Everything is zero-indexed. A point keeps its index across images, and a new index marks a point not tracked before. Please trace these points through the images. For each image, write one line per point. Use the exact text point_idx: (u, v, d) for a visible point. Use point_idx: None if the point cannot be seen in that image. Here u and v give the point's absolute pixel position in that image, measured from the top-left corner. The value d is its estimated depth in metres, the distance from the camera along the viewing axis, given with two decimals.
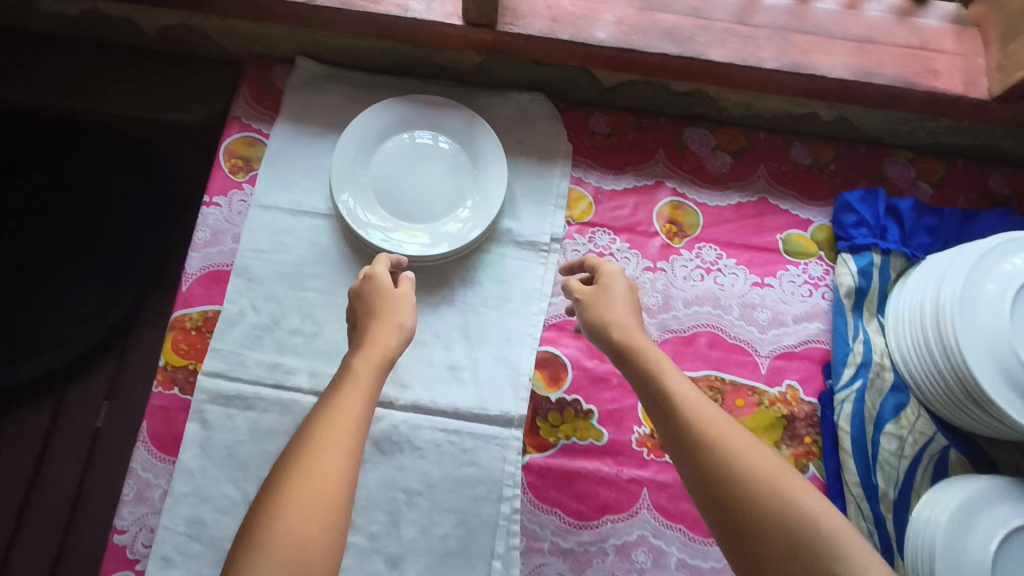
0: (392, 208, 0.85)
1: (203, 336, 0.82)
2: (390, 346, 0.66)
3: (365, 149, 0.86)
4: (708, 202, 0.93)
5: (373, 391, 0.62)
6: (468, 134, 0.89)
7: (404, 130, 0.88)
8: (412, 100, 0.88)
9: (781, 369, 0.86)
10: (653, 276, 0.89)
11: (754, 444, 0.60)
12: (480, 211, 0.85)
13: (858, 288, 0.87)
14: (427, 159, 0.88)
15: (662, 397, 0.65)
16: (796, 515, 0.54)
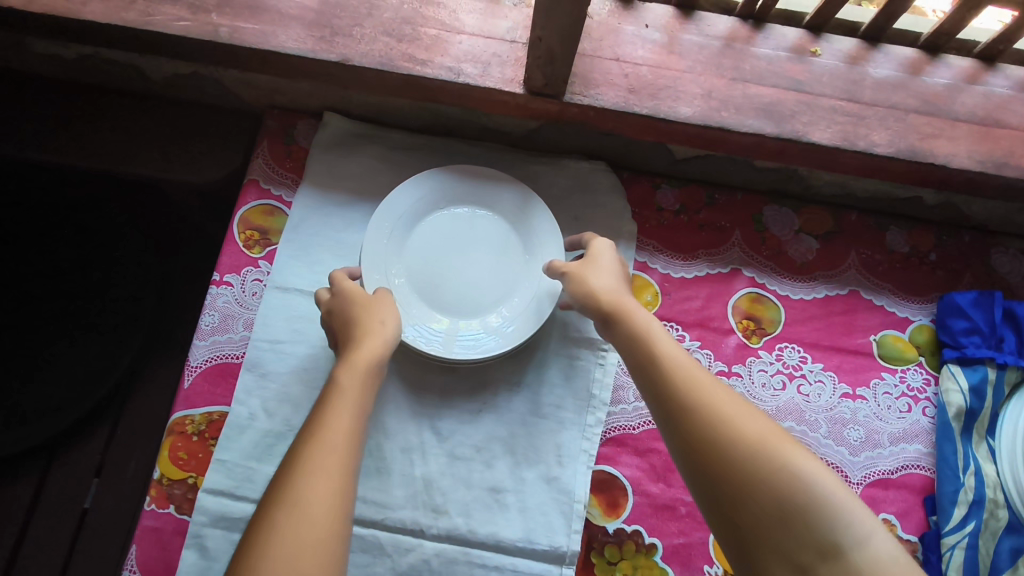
0: (431, 300, 0.74)
1: (206, 443, 0.70)
2: (381, 345, 0.60)
3: (402, 229, 0.75)
4: (790, 294, 0.80)
5: (361, 405, 0.54)
6: (522, 213, 0.77)
7: (448, 208, 0.78)
8: (459, 174, 0.78)
9: (876, 500, 0.73)
10: (728, 381, 0.76)
11: (748, 406, 0.52)
12: (531, 305, 0.73)
13: (969, 409, 0.74)
14: (473, 244, 0.77)
15: (648, 359, 0.58)
16: (792, 475, 0.47)
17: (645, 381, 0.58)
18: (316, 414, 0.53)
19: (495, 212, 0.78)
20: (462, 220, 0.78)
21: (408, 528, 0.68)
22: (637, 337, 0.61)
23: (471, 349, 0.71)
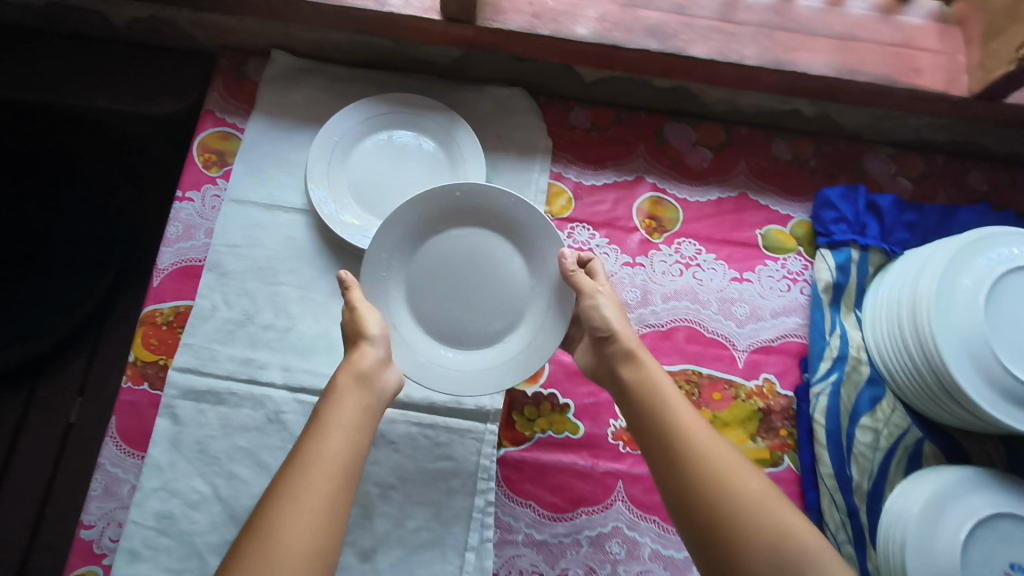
0: (435, 329, 0.77)
1: (174, 331, 0.81)
2: (376, 362, 0.67)
3: (401, 255, 0.77)
4: (688, 198, 0.92)
5: (352, 443, 0.60)
6: (531, 235, 0.77)
7: (448, 229, 0.78)
8: (461, 194, 0.77)
9: (758, 363, 0.86)
10: (632, 271, 0.88)
11: (746, 466, 0.60)
12: (539, 339, 0.76)
13: (835, 283, 0.87)
14: (477, 267, 0.78)
15: (650, 406, 0.65)
16: (781, 531, 0.55)
17: (648, 424, 0.65)
18: (301, 445, 0.59)
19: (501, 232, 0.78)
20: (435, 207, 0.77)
21: None
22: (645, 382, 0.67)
23: (476, 385, 0.75)
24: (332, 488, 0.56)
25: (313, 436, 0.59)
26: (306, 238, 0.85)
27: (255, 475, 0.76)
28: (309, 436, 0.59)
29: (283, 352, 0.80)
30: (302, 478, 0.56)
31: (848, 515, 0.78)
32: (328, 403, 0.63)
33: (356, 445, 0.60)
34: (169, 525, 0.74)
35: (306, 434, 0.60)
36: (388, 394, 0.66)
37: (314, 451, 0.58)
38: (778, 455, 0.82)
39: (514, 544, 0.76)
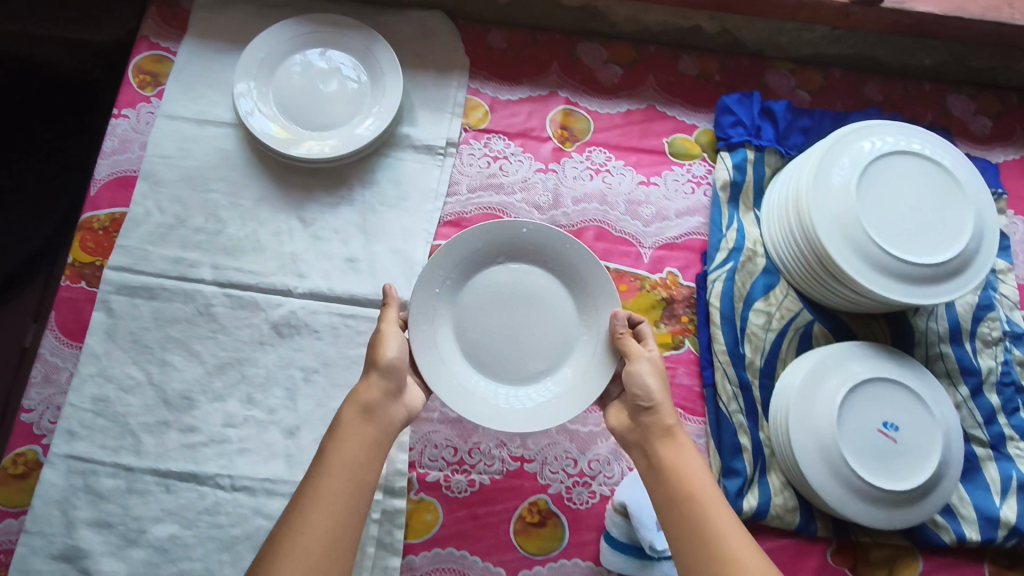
0: (472, 356, 0.81)
1: (109, 235, 0.86)
2: (382, 394, 0.68)
3: (456, 276, 0.81)
4: (599, 110, 0.98)
5: (352, 502, 0.60)
6: (587, 285, 0.81)
7: (507, 262, 0.83)
8: (525, 231, 0.81)
9: (662, 258, 0.92)
10: (544, 176, 0.94)
11: (745, 532, 0.59)
12: (575, 387, 0.79)
13: (733, 181, 0.93)
14: (527, 303, 0.82)
15: (661, 462, 0.66)
16: None
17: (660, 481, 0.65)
18: (304, 492, 0.60)
19: (559, 278, 0.82)
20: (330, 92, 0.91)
21: (278, 289, 0.85)
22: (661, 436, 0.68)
23: (497, 419, 0.77)
24: (330, 527, 0.57)
25: (315, 479, 0.61)
26: (236, 150, 0.90)
27: (185, 362, 0.81)
28: (312, 474, 0.61)
29: (213, 252, 0.86)
30: (298, 519, 0.57)
31: (740, 387, 0.85)
32: (333, 439, 0.64)
33: (359, 480, 0.61)
34: (104, 407, 0.79)
35: (310, 472, 0.62)
36: (392, 427, 0.68)
37: (314, 492, 0.60)
38: (679, 340, 0.88)
39: (429, 421, 0.83)
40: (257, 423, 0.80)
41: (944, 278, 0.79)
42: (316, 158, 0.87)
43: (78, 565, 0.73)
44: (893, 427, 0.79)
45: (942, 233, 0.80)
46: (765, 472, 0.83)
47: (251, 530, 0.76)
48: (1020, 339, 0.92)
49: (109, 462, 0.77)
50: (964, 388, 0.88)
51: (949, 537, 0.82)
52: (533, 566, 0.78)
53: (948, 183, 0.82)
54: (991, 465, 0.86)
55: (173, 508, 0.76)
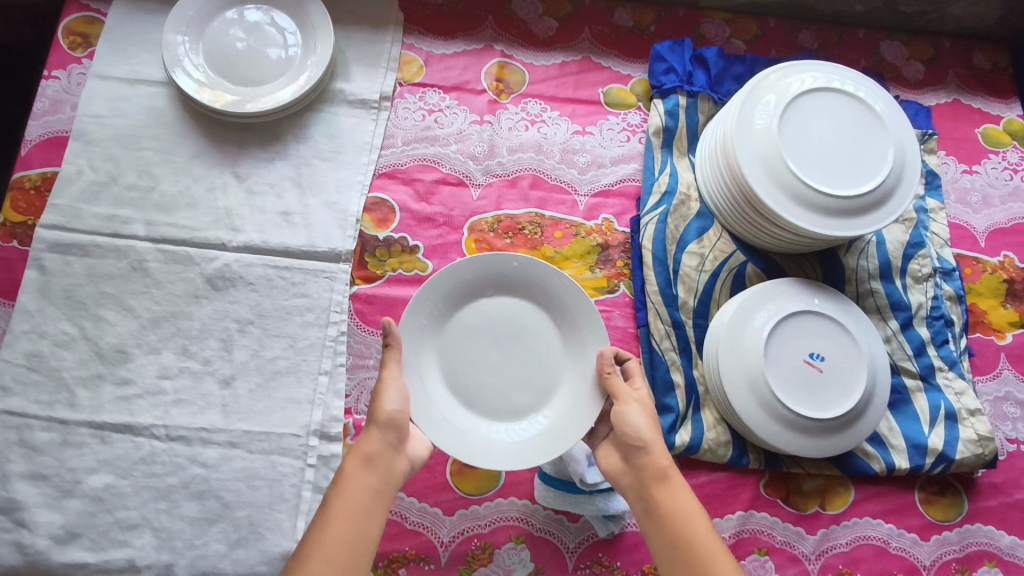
0: (457, 390, 0.78)
1: (41, 195, 0.86)
2: (384, 446, 0.68)
3: (445, 307, 0.79)
4: (534, 62, 0.99)
5: (356, 550, 0.61)
6: (577, 324, 0.79)
7: (497, 295, 0.81)
8: (517, 265, 0.79)
9: (598, 205, 0.93)
10: (479, 128, 0.95)
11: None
12: (560, 425, 0.77)
13: (666, 127, 0.94)
14: (514, 337, 0.80)
15: (654, 504, 0.66)
16: None
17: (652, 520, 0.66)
18: (309, 537, 0.61)
19: (549, 314, 0.80)
20: (276, 56, 0.90)
21: (212, 243, 0.85)
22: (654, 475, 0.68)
23: (478, 455, 0.74)
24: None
25: (320, 527, 0.61)
26: (168, 108, 0.90)
27: (119, 316, 0.82)
28: (317, 526, 0.62)
29: (146, 208, 0.86)
30: (307, 572, 0.58)
31: (672, 326, 0.87)
32: (336, 491, 0.65)
33: (363, 532, 0.62)
34: (38, 362, 0.79)
35: (314, 526, 0.62)
36: (397, 476, 0.68)
37: (320, 545, 0.60)
38: (614, 283, 0.90)
39: (365, 368, 0.83)
40: (192, 374, 0.80)
41: (865, 210, 0.81)
42: (234, 111, 0.87)
43: (12, 517, 0.73)
44: (819, 357, 0.81)
45: (863, 167, 0.82)
46: (698, 409, 0.85)
47: (187, 478, 0.76)
48: (950, 276, 0.94)
49: (43, 416, 0.77)
50: (894, 323, 0.90)
51: (878, 466, 0.84)
52: (469, 505, 0.79)
53: (869, 121, 0.84)
54: (920, 396, 0.87)
55: (108, 459, 0.76)
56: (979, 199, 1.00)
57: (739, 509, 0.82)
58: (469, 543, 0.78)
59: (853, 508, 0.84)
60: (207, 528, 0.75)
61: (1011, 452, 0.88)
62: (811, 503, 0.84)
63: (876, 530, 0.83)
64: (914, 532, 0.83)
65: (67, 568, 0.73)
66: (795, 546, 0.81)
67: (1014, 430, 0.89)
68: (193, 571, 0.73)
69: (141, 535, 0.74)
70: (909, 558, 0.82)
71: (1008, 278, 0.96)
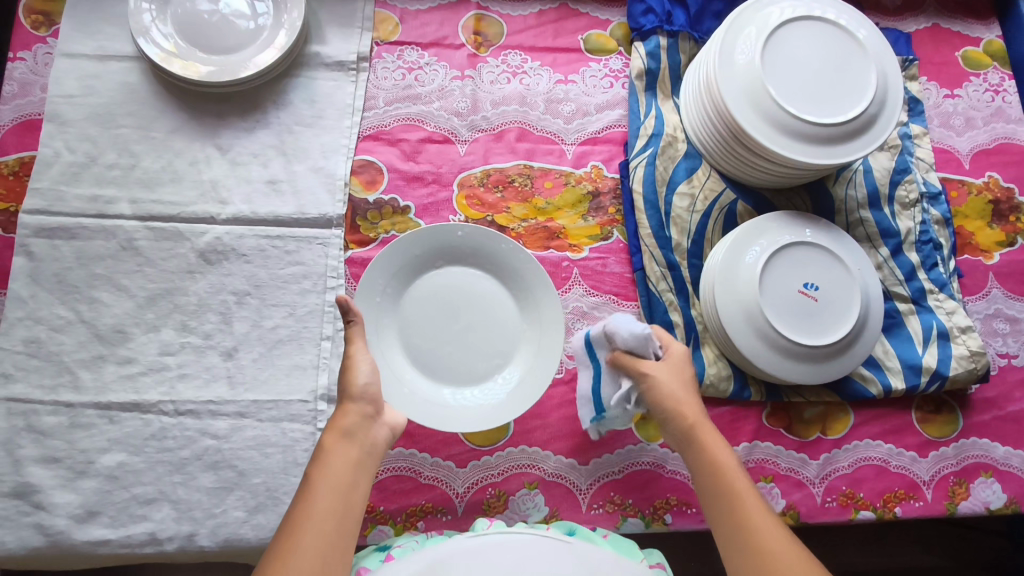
0: (422, 362, 0.79)
1: (21, 180, 0.84)
2: (361, 418, 0.66)
3: (397, 284, 0.80)
4: (511, 13, 0.98)
5: (344, 519, 0.58)
6: (528, 283, 0.81)
7: (447, 266, 0.82)
8: (461, 235, 0.80)
9: (586, 153, 0.93)
10: (461, 83, 0.94)
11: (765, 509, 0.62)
12: (526, 381, 0.78)
13: (649, 70, 0.94)
14: (469, 305, 0.81)
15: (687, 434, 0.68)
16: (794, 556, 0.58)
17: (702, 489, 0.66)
18: (295, 509, 0.58)
19: (498, 278, 0.82)
20: (248, 25, 0.88)
21: (201, 217, 0.84)
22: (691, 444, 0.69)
23: (453, 422, 0.75)
24: (324, 553, 0.55)
25: (305, 500, 0.59)
26: (142, 83, 0.88)
27: (114, 297, 0.81)
28: (298, 502, 0.59)
29: (130, 186, 0.84)
30: (295, 542, 0.55)
31: (668, 268, 0.88)
32: (318, 466, 0.62)
33: (348, 507, 0.59)
34: (37, 348, 0.79)
35: (297, 499, 0.59)
36: (379, 446, 0.65)
37: (304, 517, 0.57)
38: (607, 230, 0.90)
39: None
40: (195, 348, 0.80)
41: (848, 138, 0.81)
42: (214, 80, 0.85)
43: (30, 500, 0.74)
44: (813, 288, 0.82)
45: (847, 95, 0.82)
46: (698, 346, 0.86)
47: (200, 450, 0.77)
48: (937, 200, 0.95)
49: (48, 401, 0.77)
50: (884, 250, 0.91)
51: (875, 389, 0.86)
52: (481, 456, 0.81)
53: (851, 48, 0.84)
54: (913, 318, 0.89)
55: (119, 437, 0.77)
56: (962, 121, 1.00)
57: (744, 440, 0.84)
58: (484, 492, 0.80)
59: (853, 431, 0.86)
60: (224, 497, 0.76)
61: (1003, 366, 0.91)
62: (813, 430, 0.86)
63: (877, 450, 0.86)
64: (913, 450, 0.86)
65: (90, 545, 0.74)
66: (799, 472, 0.84)
67: (1005, 345, 0.91)
68: (215, 539, 0.75)
69: (159, 509, 0.75)
70: (909, 474, 0.85)
71: (993, 199, 0.97)
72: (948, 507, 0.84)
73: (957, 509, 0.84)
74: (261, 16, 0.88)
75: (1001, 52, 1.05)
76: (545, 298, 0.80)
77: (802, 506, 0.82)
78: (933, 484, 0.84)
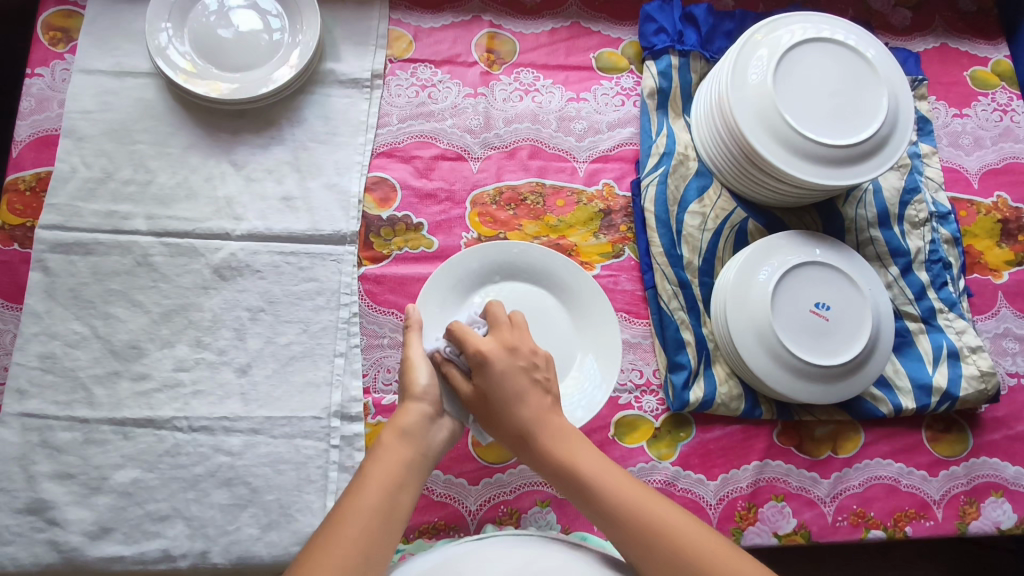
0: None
1: (37, 195, 0.85)
2: (421, 418, 0.65)
3: (458, 295, 0.82)
4: (523, 31, 0.99)
5: (389, 516, 0.57)
6: (582, 299, 0.83)
7: (504, 281, 0.83)
8: (518, 251, 0.83)
9: (598, 171, 0.94)
10: (474, 100, 0.94)
11: (591, 454, 0.65)
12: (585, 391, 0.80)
13: (660, 89, 0.95)
14: (528, 318, 0.82)
15: (505, 403, 0.66)
16: (618, 497, 0.61)
17: (572, 493, 0.64)
18: (343, 499, 0.58)
19: (552, 291, 0.84)
20: (263, 40, 0.88)
21: (215, 233, 0.85)
22: (558, 463, 0.64)
23: None
24: (367, 541, 0.55)
25: (354, 491, 0.58)
26: (158, 100, 0.89)
27: (129, 313, 0.81)
28: (349, 490, 0.59)
29: (146, 203, 0.85)
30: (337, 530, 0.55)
31: (680, 286, 0.88)
32: (371, 459, 0.61)
33: (396, 501, 0.59)
34: (52, 364, 0.79)
35: (348, 488, 0.59)
36: (433, 448, 0.65)
37: (352, 506, 0.56)
38: (619, 248, 0.91)
39: (381, 347, 0.84)
40: (209, 365, 0.81)
41: (860, 159, 0.82)
42: (236, 97, 0.86)
43: (44, 516, 0.74)
44: (825, 307, 0.83)
45: (859, 116, 0.82)
46: (709, 365, 0.87)
47: (213, 467, 0.77)
48: (945, 219, 0.95)
49: (63, 416, 0.77)
50: (894, 269, 0.91)
51: (886, 408, 0.87)
52: (492, 474, 0.81)
53: (862, 69, 0.85)
54: (922, 338, 0.89)
55: (132, 454, 0.77)
56: (970, 141, 1.01)
57: (755, 459, 0.85)
58: (496, 510, 0.80)
59: (863, 450, 0.86)
60: (238, 514, 0.76)
61: (1012, 386, 0.91)
62: (824, 448, 0.86)
63: (887, 470, 0.86)
64: (923, 469, 0.86)
65: (103, 562, 0.74)
66: (810, 491, 0.84)
67: (1014, 365, 0.92)
68: (228, 556, 0.75)
69: (173, 525, 0.75)
70: (920, 494, 0.85)
71: (1002, 218, 0.98)
72: (958, 527, 0.84)
73: (968, 528, 0.84)
74: (277, 33, 0.89)
75: (1009, 72, 1.05)
76: (598, 310, 0.82)
77: (813, 525, 0.83)
78: (943, 504, 0.84)
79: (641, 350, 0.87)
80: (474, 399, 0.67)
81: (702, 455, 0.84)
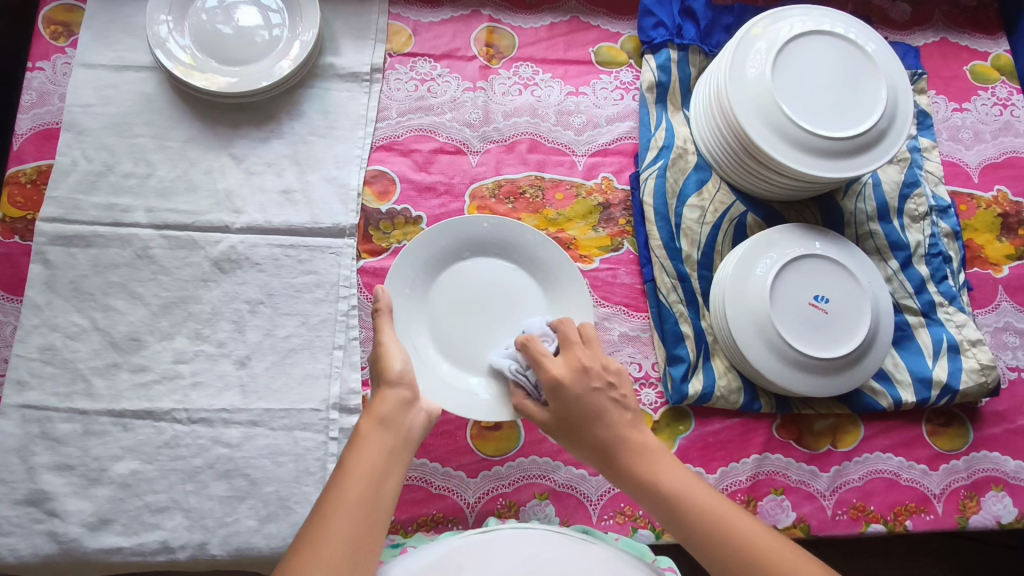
0: (457, 356, 0.81)
1: (38, 188, 0.85)
2: (397, 404, 0.66)
3: (428, 274, 0.82)
4: (523, 25, 0.99)
5: (374, 504, 0.57)
6: (553, 273, 0.83)
7: (474, 257, 0.83)
8: (488, 227, 0.82)
9: (597, 164, 0.94)
10: (473, 94, 0.95)
11: (672, 465, 0.65)
12: None
13: (659, 82, 0.95)
14: (498, 295, 0.83)
15: (589, 426, 0.67)
16: (693, 509, 0.61)
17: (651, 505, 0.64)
18: (327, 493, 0.57)
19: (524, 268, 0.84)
20: (261, 35, 0.89)
21: (215, 227, 0.85)
22: (638, 478, 0.65)
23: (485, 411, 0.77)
24: (356, 532, 0.54)
25: (337, 484, 0.58)
26: (158, 94, 0.89)
27: (129, 305, 0.82)
28: (332, 482, 0.58)
29: (146, 196, 0.85)
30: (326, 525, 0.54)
31: (678, 279, 0.88)
32: (352, 451, 0.61)
33: (381, 491, 0.58)
34: (52, 356, 0.79)
35: (330, 481, 0.58)
36: (413, 433, 0.65)
37: (337, 499, 0.56)
38: (618, 241, 0.91)
39: None
40: (208, 357, 0.81)
41: (859, 151, 0.81)
42: (236, 91, 0.86)
43: (43, 507, 0.74)
44: (824, 300, 0.83)
45: (856, 108, 0.82)
46: (708, 358, 0.86)
47: (213, 459, 0.77)
48: (945, 213, 0.95)
49: (63, 408, 0.78)
50: (894, 263, 0.91)
51: (886, 402, 0.86)
52: (491, 466, 0.81)
53: (859, 62, 0.85)
54: (922, 332, 0.89)
55: (131, 445, 0.77)
56: (970, 135, 1.01)
57: (755, 452, 0.84)
58: (495, 502, 0.80)
59: (863, 444, 0.86)
60: (237, 506, 0.76)
61: (1013, 380, 0.91)
62: (824, 442, 0.86)
63: (887, 463, 0.85)
64: (923, 464, 0.86)
65: (102, 553, 0.74)
66: (810, 484, 0.84)
67: (1015, 359, 0.91)
68: (227, 548, 0.75)
69: (172, 517, 0.75)
70: (920, 487, 0.84)
71: (1002, 212, 0.97)
72: (958, 521, 0.83)
73: (968, 522, 0.84)
74: (276, 28, 0.89)
75: (1009, 67, 1.05)
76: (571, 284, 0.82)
77: (812, 519, 0.82)
78: (943, 498, 0.84)
79: (639, 343, 0.87)
80: (552, 424, 0.70)
81: (700, 448, 0.84)
